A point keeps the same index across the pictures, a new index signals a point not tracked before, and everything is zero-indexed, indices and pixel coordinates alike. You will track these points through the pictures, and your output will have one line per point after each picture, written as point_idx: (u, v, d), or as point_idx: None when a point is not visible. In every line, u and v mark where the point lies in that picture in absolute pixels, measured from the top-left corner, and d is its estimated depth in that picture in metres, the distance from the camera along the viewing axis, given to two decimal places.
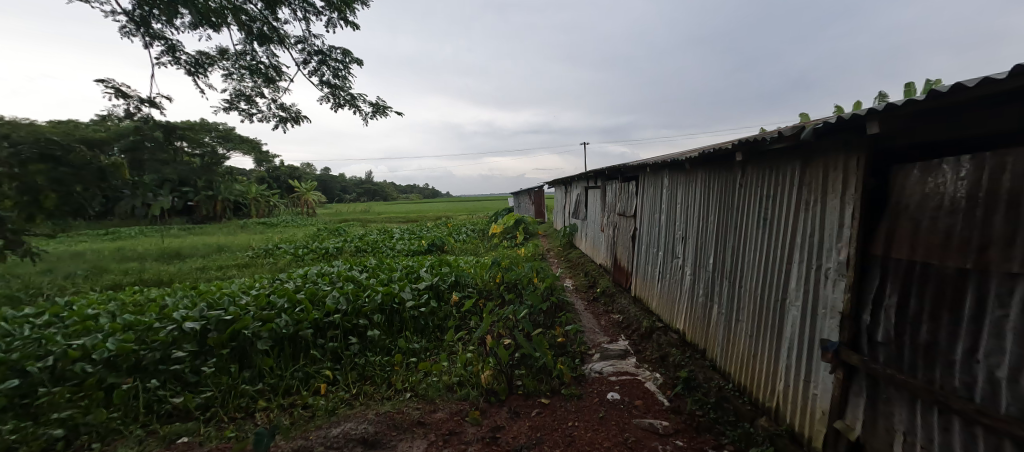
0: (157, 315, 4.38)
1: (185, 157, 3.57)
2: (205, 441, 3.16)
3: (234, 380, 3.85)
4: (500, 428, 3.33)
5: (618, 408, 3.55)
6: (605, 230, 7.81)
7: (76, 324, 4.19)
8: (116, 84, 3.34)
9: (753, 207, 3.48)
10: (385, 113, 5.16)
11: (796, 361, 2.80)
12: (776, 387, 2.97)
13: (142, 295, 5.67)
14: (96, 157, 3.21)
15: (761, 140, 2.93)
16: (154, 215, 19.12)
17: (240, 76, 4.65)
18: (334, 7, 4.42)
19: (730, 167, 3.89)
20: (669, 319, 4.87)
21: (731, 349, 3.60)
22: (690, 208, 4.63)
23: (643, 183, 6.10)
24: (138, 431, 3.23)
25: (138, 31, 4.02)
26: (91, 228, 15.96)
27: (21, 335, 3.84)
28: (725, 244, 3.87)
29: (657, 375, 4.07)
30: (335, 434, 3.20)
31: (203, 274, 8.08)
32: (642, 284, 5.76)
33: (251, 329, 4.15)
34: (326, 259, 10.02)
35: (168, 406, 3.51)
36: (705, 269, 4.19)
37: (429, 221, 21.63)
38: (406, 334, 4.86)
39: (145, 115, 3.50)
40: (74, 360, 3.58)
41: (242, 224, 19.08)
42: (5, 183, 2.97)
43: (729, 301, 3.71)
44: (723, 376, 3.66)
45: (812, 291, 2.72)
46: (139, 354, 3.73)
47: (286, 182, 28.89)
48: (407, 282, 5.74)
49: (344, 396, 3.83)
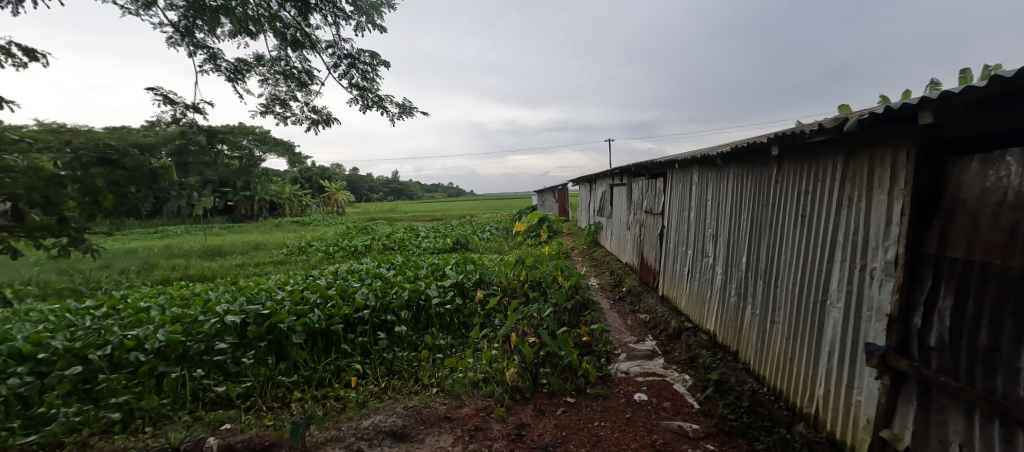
0: (201, 309, 4.63)
1: (225, 160, 3.77)
2: (247, 428, 3.30)
3: (271, 371, 4.02)
4: (525, 425, 3.34)
5: (645, 409, 3.50)
6: (631, 228, 7.70)
7: (130, 316, 4.48)
8: (164, 93, 3.52)
9: (789, 204, 3.34)
10: (411, 113, 5.24)
11: (838, 366, 2.67)
12: (815, 393, 2.85)
13: (188, 290, 6.03)
14: (150, 159, 3.44)
15: (799, 133, 2.81)
16: (197, 215, 20.17)
17: (275, 81, 4.84)
18: (363, 11, 4.52)
19: (764, 162, 3.75)
20: (699, 319, 4.74)
21: (766, 351, 3.48)
22: (721, 206, 4.50)
23: (671, 180, 5.96)
24: (185, 417, 3.42)
25: (183, 41, 4.23)
26: (142, 228, 17.02)
27: (83, 326, 4.15)
28: (759, 242, 3.74)
29: (686, 377, 3.97)
30: (366, 425, 3.29)
31: (242, 271, 8.48)
32: (670, 284, 5.64)
33: (287, 323, 4.33)
34: (354, 257, 10.32)
35: (213, 394, 3.71)
36: (737, 269, 4.06)
37: (453, 219, 21.91)
38: (432, 330, 4.95)
39: (190, 120, 3.71)
40: (129, 349, 3.84)
41: (277, 222, 19.89)
42: (67, 185, 3.16)
43: (764, 302, 3.58)
44: (757, 380, 3.54)
45: (856, 293, 2.59)
46: (186, 345, 3.96)
47: (317, 182, 29.93)
48: (432, 280, 5.86)
49: (374, 390, 3.93)
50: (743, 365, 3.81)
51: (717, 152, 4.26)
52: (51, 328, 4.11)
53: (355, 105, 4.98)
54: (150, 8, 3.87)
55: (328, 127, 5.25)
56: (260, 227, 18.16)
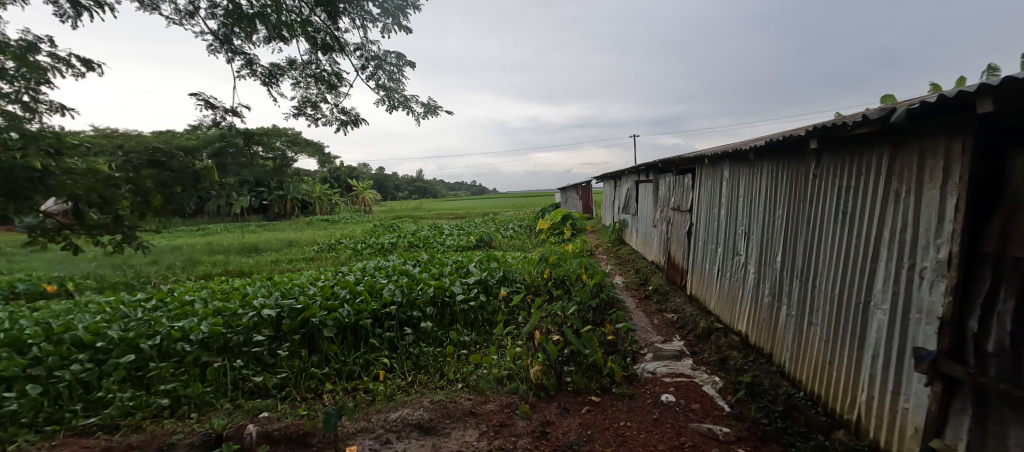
0: (240, 302, 4.87)
1: (260, 160, 4.04)
2: (283, 417, 3.44)
3: (304, 363, 4.18)
4: (550, 423, 3.34)
5: (673, 410, 3.43)
6: (658, 225, 7.55)
7: (177, 308, 4.76)
8: (205, 98, 3.70)
9: (829, 200, 3.19)
10: (436, 113, 5.29)
11: (882, 370, 2.54)
12: (857, 399, 2.72)
13: (228, 284, 6.35)
14: (193, 162, 3.59)
15: (840, 125, 2.68)
16: (235, 214, 21.14)
17: (306, 84, 4.99)
18: (389, 13, 4.60)
19: (801, 156, 3.59)
20: (730, 320, 4.60)
21: (802, 354, 3.34)
22: (754, 202, 4.35)
23: (700, 176, 5.80)
24: (227, 404, 3.60)
25: (222, 48, 4.42)
26: (186, 226, 18.00)
27: (136, 317, 4.43)
28: (796, 240, 3.59)
29: (716, 379, 3.87)
30: (394, 418, 3.38)
31: (276, 267, 8.84)
32: (699, 283, 5.50)
33: (319, 317, 4.48)
34: (381, 254, 10.58)
35: (251, 384, 3.88)
36: (771, 268, 3.92)
37: (476, 217, 22.09)
38: (457, 326, 5.01)
39: (230, 123, 3.88)
40: (176, 340, 4.07)
41: (309, 220, 20.61)
42: (121, 186, 3.36)
43: (800, 303, 3.44)
44: (792, 383, 3.41)
45: (903, 294, 2.45)
46: (227, 337, 4.16)
47: (346, 181, 30.79)
48: (457, 277, 5.94)
49: (401, 384, 4.02)
50: (778, 368, 3.67)
51: (749, 146, 4.12)
52: (107, 319, 4.40)
53: (382, 106, 5.08)
54: (192, 17, 4.06)
55: (356, 128, 5.38)
56: (293, 225, 18.87)
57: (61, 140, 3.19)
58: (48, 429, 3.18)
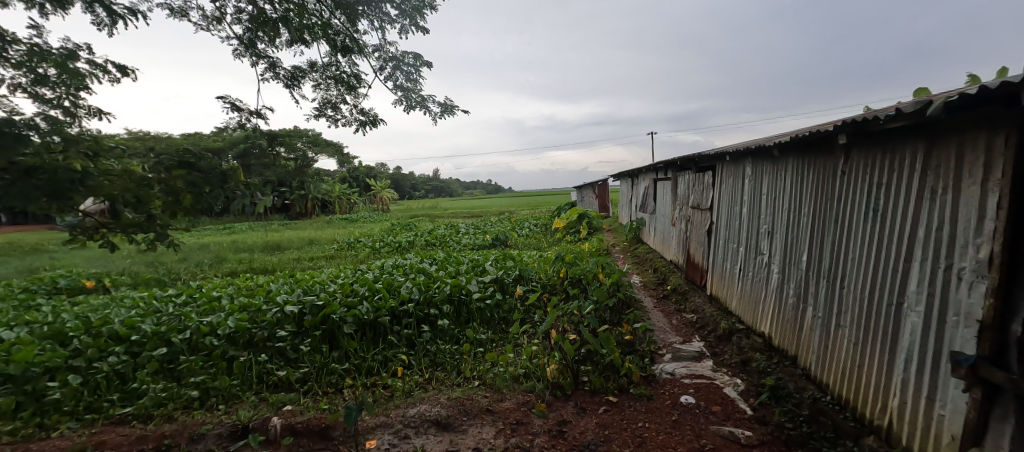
0: (264, 298, 5.02)
1: (283, 161, 4.16)
2: (305, 410, 3.54)
3: (325, 359, 4.28)
4: (566, 422, 3.34)
5: (693, 412, 3.38)
6: (676, 224, 7.43)
7: (205, 304, 4.94)
8: (232, 100, 3.82)
9: (858, 198, 3.09)
10: (453, 112, 5.33)
11: (915, 375, 2.45)
12: (888, 404, 2.64)
13: (252, 281, 6.55)
14: (221, 162, 3.71)
15: (872, 119, 2.59)
16: (259, 213, 21.75)
17: (326, 85, 5.10)
18: (406, 14, 4.65)
19: (829, 152, 3.49)
20: (753, 321, 4.50)
21: (829, 357, 3.25)
22: (778, 200, 4.24)
23: (721, 173, 5.69)
24: (253, 397, 3.72)
25: (247, 52, 4.55)
26: (213, 224, 18.61)
27: (167, 312, 4.62)
28: (822, 239, 3.49)
29: (738, 381, 3.79)
30: (412, 414, 3.43)
31: (298, 264, 9.07)
32: (720, 283, 5.40)
33: (339, 314, 4.58)
34: (399, 252, 10.73)
35: (275, 378, 4.00)
36: (796, 268, 3.82)
37: (492, 216, 22.15)
38: (473, 324, 5.06)
39: (254, 125, 3.99)
40: (204, 334, 4.22)
41: (328, 219, 21.04)
42: (154, 187, 3.48)
43: (827, 304, 3.34)
44: (819, 387, 3.32)
45: (939, 295, 2.36)
46: (252, 332, 4.30)
47: (364, 181, 31.29)
48: (473, 275, 5.98)
49: (418, 380, 4.07)
50: (804, 371, 3.57)
51: (774, 142, 4.03)
52: (141, 313, 4.61)
53: (399, 106, 5.14)
54: (219, 23, 4.20)
55: (375, 128, 5.46)
56: (314, 224, 19.31)
57: (98, 143, 3.33)
58: (88, 417, 3.34)
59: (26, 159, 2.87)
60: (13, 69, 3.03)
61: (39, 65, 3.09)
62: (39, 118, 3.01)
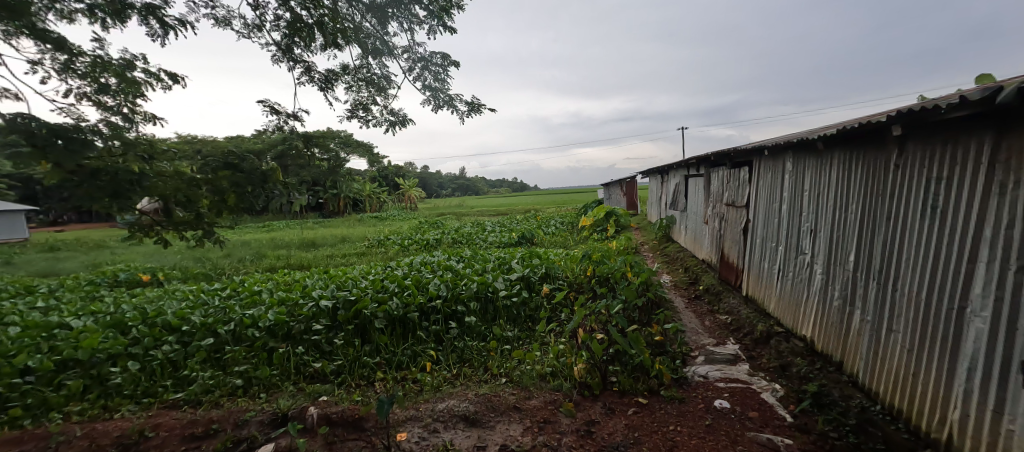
0: (300, 293, 5.26)
1: (317, 161, 4.28)
2: (339, 401, 3.67)
3: (358, 352, 4.43)
4: (595, 423, 3.32)
5: (728, 417, 3.28)
6: (709, 222, 7.22)
7: (247, 297, 5.22)
8: (270, 104, 4.01)
9: (914, 193, 2.92)
10: (479, 110, 5.37)
11: (982, 386, 2.29)
12: (948, 416, 2.48)
13: (290, 277, 6.86)
14: (262, 163, 3.92)
15: (932, 108, 2.43)
16: (296, 212, 22.66)
17: (358, 87, 5.27)
18: (434, 15, 4.72)
19: (881, 145, 3.31)
20: (793, 323, 4.33)
21: (880, 363, 3.09)
22: (823, 196, 4.05)
23: (759, 169, 5.48)
24: (291, 387, 3.89)
25: (284, 57, 4.76)
26: (253, 221, 19.57)
27: (214, 304, 4.91)
28: (873, 238, 3.31)
29: (776, 386, 3.65)
30: (441, 408, 3.51)
31: (331, 261, 9.40)
32: (757, 284, 5.21)
33: (370, 309, 4.74)
34: (427, 250, 10.93)
35: (311, 369, 4.16)
36: (843, 268, 3.64)
37: (518, 214, 22.16)
38: (500, 321, 5.11)
39: (292, 127, 4.18)
40: (247, 326, 4.46)
41: (359, 218, 21.65)
42: (202, 187, 3.68)
43: (878, 307, 3.17)
44: (867, 395, 3.16)
45: (1008, 299, 2.20)
46: (290, 325, 4.51)
47: (393, 180, 32.00)
48: (500, 273, 6.04)
49: (447, 376, 4.15)
50: (851, 378, 3.40)
51: (818, 134, 3.84)
52: (190, 305, 4.92)
53: (428, 106, 5.23)
54: (259, 31, 4.40)
55: (404, 128, 5.59)
56: (347, 222, 19.92)
57: (153, 146, 3.57)
58: (145, 401, 3.60)
59: (91, 163, 3.12)
60: (79, 80, 3.29)
61: (101, 75, 3.36)
62: (102, 124, 3.25)
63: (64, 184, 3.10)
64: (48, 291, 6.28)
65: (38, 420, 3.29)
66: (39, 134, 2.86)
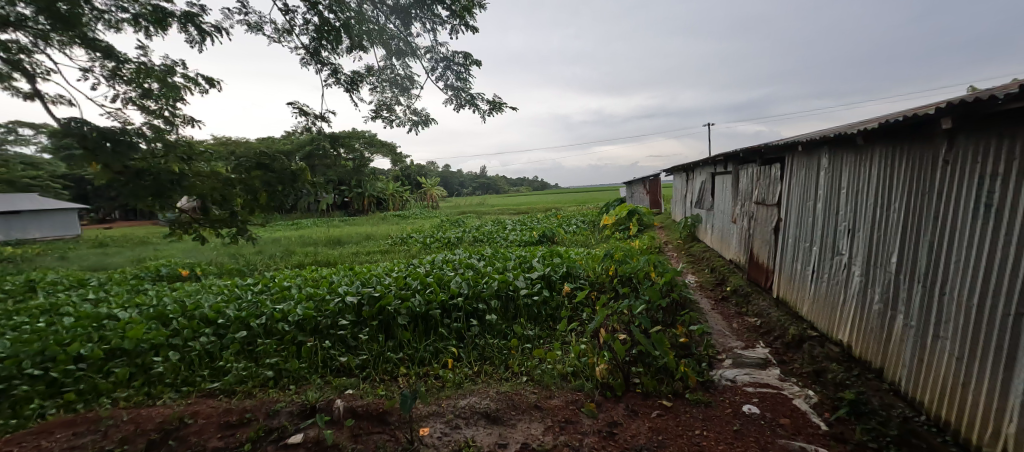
0: (327, 289, 5.42)
1: (343, 161, 4.38)
2: (365, 395, 3.76)
3: (382, 347, 4.52)
4: (617, 424, 3.30)
5: (757, 423, 3.20)
6: (737, 221, 7.02)
7: (278, 292, 5.42)
8: (300, 106, 4.15)
9: (965, 191, 2.76)
10: (501, 109, 5.39)
11: None
12: (1003, 429, 2.34)
13: (317, 273, 7.08)
14: (291, 163, 4.04)
15: (986, 99, 2.30)
16: (324, 210, 23.32)
17: (382, 88, 5.38)
18: (456, 15, 4.75)
19: (927, 140, 3.14)
20: (828, 327, 4.17)
21: (925, 371, 2.94)
22: (863, 195, 3.88)
23: (792, 166, 5.29)
24: (319, 380, 4.01)
25: (312, 60, 4.89)
26: (283, 219, 20.23)
27: (247, 299, 5.13)
28: (918, 239, 3.15)
29: (810, 393, 3.53)
30: (463, 405, 3.56)
31: (356, 258, 9.62)
32: (790, 286, 5.04)
33: (393, 305, 4.85)
34: (448, 248, 11.04)
35: (338, 363, 4.27)
36: (883, 270, 3.49)
37: (539, 213, 22.11)
38: (521, 320, 5.12)
39: (319, 128, 4.32)
40: (277, 320, 4.64)
41: (383, 216, 22.07)
42: (236, 186, 3.81)
43: (922, 311, 3.03)
44: (911, 405, 3.02)
45: None
46: (318, 320, 4.66)
47: (415, 179, 32.48)
48: (520, 271, 6.07)
49: (468, 373, 4.20)
50: (892, 386, 3.26)
51: (858, 129, 3.68)
52: (225, 299, 5.15)
53: (450, 105, 5.30)
54: (288, 35, 4.55)
55: (427, 128, 5.67)
56: (370, 220, 20.34)
57: (191, 147, 3.73)
58: (185, 389, 3.80)
59: (136, 164, 3.31)
60: (125, 85, 3.50)
61: (145, 81, 3.54)
62: (146, 127, 3.44)
63: (113, 183, 3.35)
64: (98, 284, 6.71)
65: (89, 404, 3.52)
66: (90, 137, 3.07)
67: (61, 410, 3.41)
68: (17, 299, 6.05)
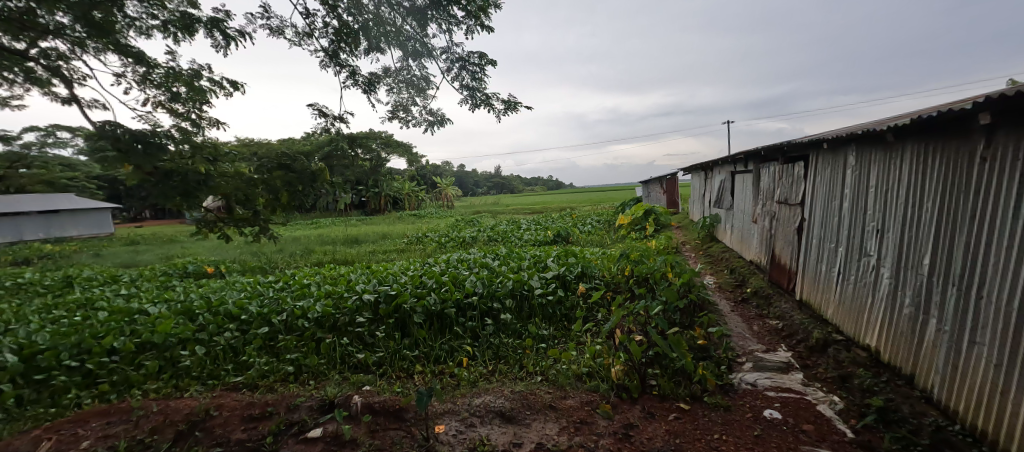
0: (345, 287, 5.52)
1: (360, 161, 4.52)
2: (382, 392, 3.81)
3: (398, 345, 4.58)
4: (633, 426, 3.27)
5: (778, 428, 3.13)
6: (758, 221, 6.87)
7: (298, 289, 5.55)
8: (319, 107, 4.24)
9: (1004, 190, 2.65)
10: (516, 108, 5.39)
11: None
12: None
13: (335, 271, 7.21)
14: (311, 164, 4.14)
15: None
16: (342, 209, 23.74)
17: (399, 89, 5.44)
18: (472, 15, 4.77)
19: (963, 136, 3.02)
20: (855, 331, 4.04)
21: (960, 378, 2.82)
22: (893, 194, 3.75)
23: (816, 164, 5.14)
24: (337, 376, 4.08)
25: (331, 62, 4.98)
26: (302, 218, 20.66)
27: (268, 296, 5.25)
28: (953, 240, 3.02)
29: (835, 398, 3.43)
30: (478, 404, 3.57)
31: (373, 257, 9.75)
32: (814, 288, 4.90)
33: (409, 304, 4.91)
34: (463, 247, 11.11)
35: (355, 360, 4.34)
36: (915, 272, 3.37)
37: (553, 212, 22.03)
38: (535, 320, 5.12)
39: (338, 129, 4.40)
40: (297, 317, 4.74)
41: (399, 215, 22.32)
42: (258, 186, 3.89)
43: (957, 316, 2.91)
44: (944, 413, 2.90)
45: None
46: (336, 317, 4.75)
47: (431, 179, 32.75)
48: (535, 271, 6.07)
49: (483, 371, 4.21)
50: (923, 393, 3.14)
51: (888, 126, 3.56)
52: (248, 296, 5.29)
53: (466, 105, 5.33)
54: (308, 38, 4.64)
55: (442, 128, 5.71)
56: (387, 219, 20.60)
57: (216, 148, 3.84)
58: (210, 382, 3.92)
59: (165, 165, 3.43)
60: (155, 89, 3.62)
61: (173, 85, 3.66)
62: (174, 129, 3.55)
63: (145, 183, 3.48)
64: (129, 279, 6.97)
65: (122, 395, 3.67)
66: (122, 139, 3.19)
67: (96, 400, 3.57)
68: (56, 294, 6.35)
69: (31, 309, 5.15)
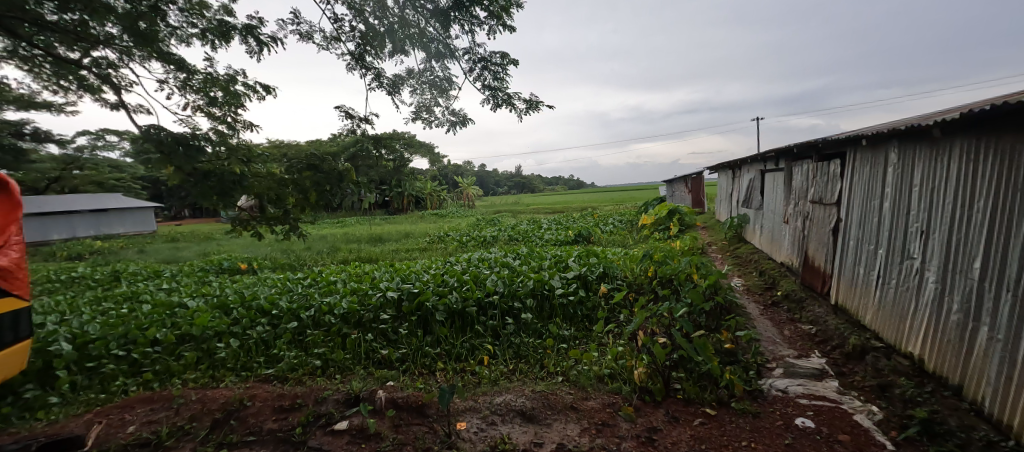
0: (369, 284, 5.64)
1: (384, 162, 4.57)
2: (405, 387, 3.87)
3: (421, 342, 4.64)
4: (656, 430, 3.22)
5: (811, 437, 3.01)
6: (790, 221, 6.62)
7: (324, 286, 5.70)
8: (346, 109, 4.34)
9: None
10: (538, 108, 5.37)
11: None
12: None
13: (360, 269, 7.37)
14: (338, 164, 4.23)
15: None
16: (366, 209, 24.26)
17: (422, 90, 5.51)
18: (494, 15, 4.78)
19: (1020, 132, 2.83)
20: (896, 338, 3.85)
21: (1014, 392, 2.65)
22: (939, 193, 3.55)
23: (854, 162, 4.92)
24: (362, 371, 4.17)
25: (357, 64, 5.09)
26: (328, 217, 21.21)
27: (297, 292, 5.42)
28: (1008, 244, 2.84)
29: (873, 408, 3.27)
30: (499, 402, 3.59)
31: (395, 255, 9.92)
32: (851, 292, 4.69)
33: (431, 301, 4.97)
34: (483, 246, 11.16)
35: (379, 355, 4.42)
36: (964, 277, 3.18)
37: (574, 212, 21.84)
38: (556, 320, 5.09)
39: (363, 130, 4.49)
40: (324, 313, 4.87)
41: (421, 215, 22.61)
42: (289, 187, 4.03)
43: (1011, 324, 2.73)
44: (997, 428, 2.72)
45: None
46: (361, 314, 4.87)
47: (452, 178, 33.04)
48: (556, 271, 6.04)
49: (504, 370, 4.22)
50: (972, 406, 2.96)
51: (935, 121, 3.37)
52: (278, 292, 5.47)
53: (487, 105, 5.35)
54: (335, 42, 4.76)
55: (464, 128, 5.75)
56: (409, 219, 20.90)
57: (250, 150, 3.96)
58: (244, 373, 4.08)
59: (204, 166, 3.59)
60: (194, 94, 3.78)
61: (211, 89, 3.82)
62: (212, 132, 3.71)
63: (185, 184, 3.66)
64: (170, 274, 7.34)
65: (164, 383, 3.86)
66: (165, 142, 3.36)
67: (140, 388, 3.77)
68: (105, 287, 6.76)
69: (83, 301, 5.50)
